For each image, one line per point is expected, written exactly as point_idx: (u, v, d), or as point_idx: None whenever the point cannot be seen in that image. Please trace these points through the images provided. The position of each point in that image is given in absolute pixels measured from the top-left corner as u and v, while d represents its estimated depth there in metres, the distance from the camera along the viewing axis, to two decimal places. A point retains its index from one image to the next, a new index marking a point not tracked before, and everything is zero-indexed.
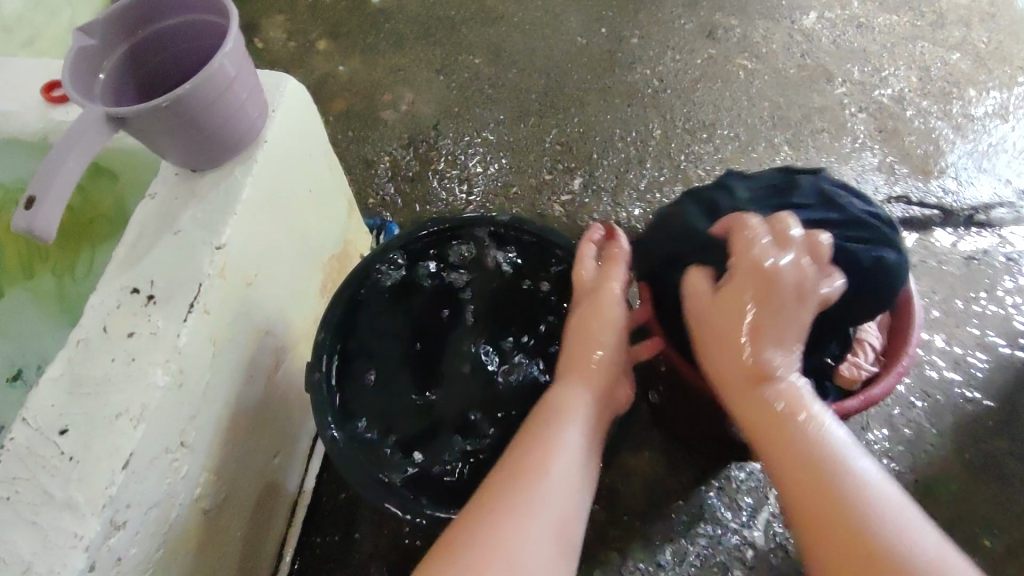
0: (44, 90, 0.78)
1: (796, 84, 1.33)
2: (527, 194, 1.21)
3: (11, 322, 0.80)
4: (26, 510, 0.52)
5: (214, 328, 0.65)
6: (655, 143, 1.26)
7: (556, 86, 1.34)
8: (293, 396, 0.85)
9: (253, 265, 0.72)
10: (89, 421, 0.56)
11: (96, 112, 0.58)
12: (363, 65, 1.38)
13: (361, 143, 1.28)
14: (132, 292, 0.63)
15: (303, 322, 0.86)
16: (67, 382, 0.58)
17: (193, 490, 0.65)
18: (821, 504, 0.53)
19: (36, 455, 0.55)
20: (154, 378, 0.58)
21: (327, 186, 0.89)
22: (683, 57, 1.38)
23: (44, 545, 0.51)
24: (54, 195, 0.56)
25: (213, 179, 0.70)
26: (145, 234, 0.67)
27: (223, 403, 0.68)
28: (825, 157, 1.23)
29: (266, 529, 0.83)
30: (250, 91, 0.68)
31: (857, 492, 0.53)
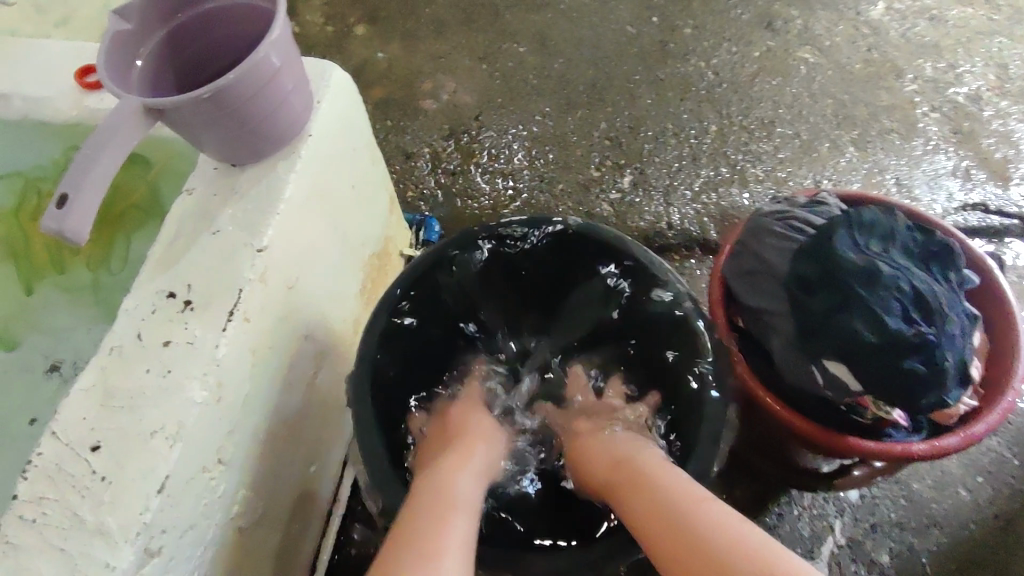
0: (78, 76, 0.74)
1: (863, 80, 1.25)
2: (574, 192, 1.15)
3: (37, 316, 0.74)
4: (54, 535, 0.48)
5: (254, 338, 0.60)
6: (711, 140, 1.19)
7: (605, 77, 1.27)
8: (332, 402, 0.81)
9: (295, 268, 0.67)
10: (121, 439, 0.52)
11: (134, 104, 0.54)
12: (403, 51, 1.32)
13: (399, 133, 1.22)
14: (168, 297, 0.58)
15: (343, 326, 0.81)
16: (99, 395, 0.54)
17: (229, 509, 0.60)
18: (650, 513, 0.58)
19: (65, 473, 0.51)
20: (190, 393, 0.53)
21: (371, 181, 0.84)
22: (741, 48, 1.30)
23: (73, 575, 0.47)
24: (87, 194, 0.52)
25: (254, 175, 0.65)
26: (182, 234, 0.62)
27: (261, 415, 0.64)
28: (894, 160, 1.16)
29: (301, 542, 0.79)
30: (295, 83, 0.63)
31: (656, 503, 0.58)
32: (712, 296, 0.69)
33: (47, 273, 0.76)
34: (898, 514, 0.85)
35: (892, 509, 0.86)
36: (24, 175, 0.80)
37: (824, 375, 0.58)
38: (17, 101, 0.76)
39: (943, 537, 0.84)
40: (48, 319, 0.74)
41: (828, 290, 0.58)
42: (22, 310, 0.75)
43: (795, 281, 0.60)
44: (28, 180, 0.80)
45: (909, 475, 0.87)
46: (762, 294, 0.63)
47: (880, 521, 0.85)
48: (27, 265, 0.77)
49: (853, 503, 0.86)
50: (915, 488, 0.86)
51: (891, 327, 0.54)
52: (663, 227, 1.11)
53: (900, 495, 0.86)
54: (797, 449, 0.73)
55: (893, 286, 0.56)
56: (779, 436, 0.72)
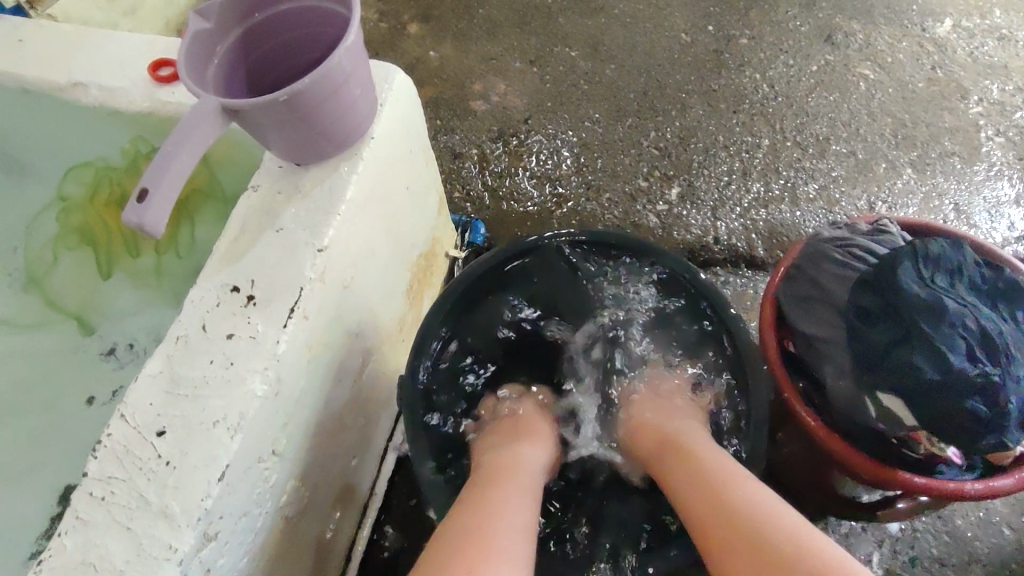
0: (151, 69, 0.76)
1: (924, 100, 1.21)
2: (621, 200, 1.14)
3: (117, 303, 0.81)
4: (121, 513, 0.51)
5: (312, 334, 0.62)
6: (763, 155, 1.17)
7: (657, 85, 1.26)
8: (375, 398, 0.82)
9: (351, 267, 0.68)
10: (186, 426, 0.54)
11: (212, 104, 0.56)
12: (455, 52, 1.33)
13: (448, 134, 1.23)
14: (232, 291, 0.60)
15: (390, 324, 0.83)
16: (166, 382, 0.56)
17: (279, 498, 0.63)
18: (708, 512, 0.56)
19: (132, 455, 0.53)
20: (253, 386, 0.55)
21: (424, 181, 0.85)
22: (798, 62, 1.27)
23: (139, 553, 0.50)
24: (166, 189, 0.54)
25: (318, 175, 0.67)
26: (247, 229, 0.64)
27: (312, 408, 0.65)
28: (953, 184, 1.13)
29: (339, 532, 0.81)
30: (363, 88, 0.65)
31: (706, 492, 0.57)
32: (764, 318, 0.69)
33: (119, 258, 0.81)
34: (939, 550, 0.83)
35: (934, 545, 0.84)
36: (94, 164, 0.83)
37: (877, 408, 0.58)
38: (94, 90, 0.78)
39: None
40: (121, 302, 0.81)
41: (887, 322, 0.57)
42: (99, 294, 0.82)
43: (855, 311, 0.60)
44: (98, 170, 0.83)
45: (953, 511, 0.85)
46: (816, 322, 0.63)
47: (921, 555, 0.83)
48: (101, 251, 0.82)
49: (894, 535, 0.85)
50: (959, 525, 0.84)
51: (955, 366, 0.53)
52: (709, 241, 1.10)
53: (943, 530, 0.84)
54: (840, 478, 0.72)
55: (959, 324, 0.54)
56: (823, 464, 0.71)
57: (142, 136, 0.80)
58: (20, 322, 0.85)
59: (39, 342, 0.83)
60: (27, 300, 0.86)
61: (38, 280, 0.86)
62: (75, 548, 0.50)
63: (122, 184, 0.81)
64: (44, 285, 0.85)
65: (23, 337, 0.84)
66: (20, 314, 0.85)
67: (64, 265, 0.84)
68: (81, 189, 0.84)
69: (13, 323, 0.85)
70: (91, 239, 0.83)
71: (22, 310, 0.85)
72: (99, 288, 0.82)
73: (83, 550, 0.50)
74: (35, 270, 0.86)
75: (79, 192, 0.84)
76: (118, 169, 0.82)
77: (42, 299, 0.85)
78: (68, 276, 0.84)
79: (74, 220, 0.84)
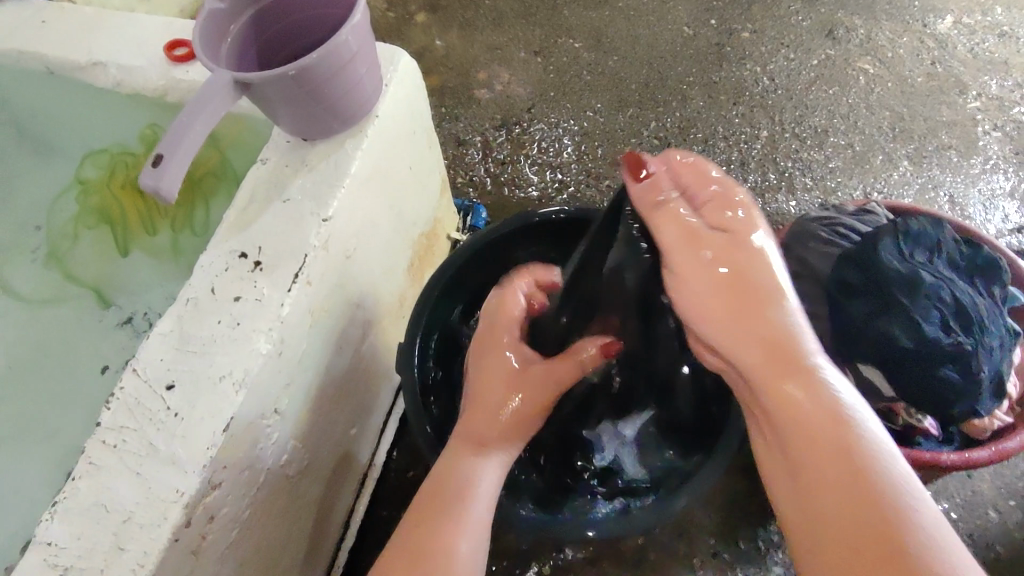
0: (166, 49, 0.79)
1: (923, 94, 1.23)
2: (620, 188, 1.17)
3: (128, 276, 0.83)
4: (131, 460, 0.54)
5: (314, 300, 0.65)
6: (761, 146, 1.19)
7: (658, 77, 1.28)
8: (375, 370, 0.85)
9: (354, 240, 0.71)
10: (194, 381, 0.57)
11: (225, 76, 0.59)
12: (461, 42, 1.36)
13: (452, 121, 1.26)
14: (239, 257, 0.63)
15: (391, 299, 0.85)
16: (175, 340, 0.59)
17: (280, 456, 0.65)
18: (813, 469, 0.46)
19: (143, 407, 0.56)
20: (257, 345, 0.58)
21: (426, 163, 0.88)
22: (798, 56, 1.29)
23: (147, 496, 0.52)
24: (179, 155, 0.56)
25: (324, 150, 0.69)
26: (254, 200, 0.67)
27: (314, 372, 0.68)
28: (949, 176, 1.14)
29: (338, 499, 0.84)
30: (368, 67, 0.68)
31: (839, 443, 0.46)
32: None
33: (137, 235, 0.84)
34: None
35: None
36: (111, 150, 0.88)
37: (857, 380, 0.60)
38: (112, 69, 0.81)
39: (968, 556, 0.83)
40: (139, 278, 0.83)
41: (868, 295, 0.58)
42: (118, 271, 0.84)
43: (836, 284, 0.61)
44: (115, 154, 0.87)
45: (938, 492, 0.87)
46: (802, 297, 0.65)
47: None
48: (120, 229, 0.85)
49: None
50: (943, 505, 0.86)
51: (929, 335, 0.55)
52: None
53: None
54: None
55: (936, 296, 0.56)
56: None
57: (157, 123, 0.85)
58: (38, 298, 0.87)
59: (57, 315, 0.84)
60: (45, 276, 0.88)
61: (58, 256, 0.88)
62: (87, 491, 0.53)
63: (139, 165, 0.85)
64: (63, 262, 0.87)
65: (42, 312, 0.85)
66: (40, 289, 0.87)
67: (83, 242, 0.87)
68: (99, 172, 0.88)
69: (32, 298, 0.87)
70: (110, 217, 0.85)
71: (41, 285, 0.88)
72: (118, 266, 0.84)
73: (95, 493, 0.53)
74: (55, 248, 0.89)
75: (96, 174, 0.88)
76: (134, 152, 0.86)
77: (60, 275, 0.87)
78: (87, 254, 0.86)
79: (92, 201, 0.87)
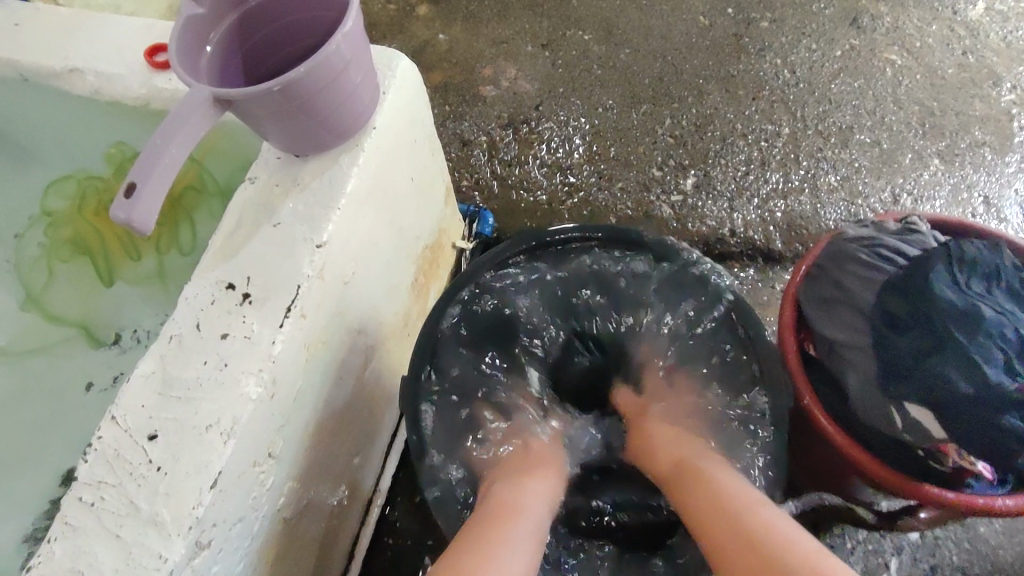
0: (147, 55, 0.73)
1: (954, 87, 1.16)
2: (634, 191, 1.11)
3: (117, 307, 0.80)
4: (111, 521, 0.49)
5: (309, 333, 0.60)
6: (782, 144, 1.13)
7: (672, 70, 1.22)
8: (378, 395, 0.80)
9: (351, 263, 0.66)
10: (178, 430, 0.52)
11: (205, 93, 0.53)
12: (464, 35, 1.29)
13: (457, 121, 1.19)
14: (227, 288, 0.58)
15: (394, 320, 0.80)
16: (158, 384, 0.54)
17: (276, 501, 0.61)
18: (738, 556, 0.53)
19: (123, 460, 0.51)
20: (246, 389, 0.53)
21: (428, 172, 0.82)
22: (821, 47, 1.22)
23: (127, 563, 0.48)
24: (154, 183, 0.51)
25: (317, 167, 0.64)
26: (242, 224, 0.61)
27: (311, 408, 0.63)
28: (983, 176, 1.08)
29: (341, 531, 0.79)
30: (364, 74, 0.62)
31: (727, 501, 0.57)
32: (783, 319, 0.66)
33: (120, 263, 0.80)
34: (961, 560, 0.80)
35: (954, 553, 0.81)
36: (76, 176, 0.84)
37: (904, 419, 0.55)
38: (90, 76, 0.75)
39: None
40: (125, 309, 0.79)
41: (921, 330, 0.54)
42: (107, 303, 0.80)
43: (881, 317, 0.57)
44: (80, 180, 0.83)
45: (975, 518, 0.82)
46: (841, 326, 0.60)
47: (941, 564, 0.80)
48: (99, 258, 0.81)
49: (913, 543, 0.81)
50: (982, 534, 0.81)
51: (991, 378, 0.51)
52: (725, 233, 1.06)
53: (964, 538, 0.81)
54: (855, 483, 0.68)
55: (997, 334, 0.52)
56: (838, 469, 0.68)
57: (124, 141, 0.80)
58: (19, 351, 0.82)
59: (43, 368, 0.80)
60: (23, 319, 0.83)
61: (32, 297, 0.83)
62: (63, 557, 0.48)
63: (110, 188, 0.81)
64: (39, 302, 0.83)
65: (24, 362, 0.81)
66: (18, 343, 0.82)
67: (60, 280, 0.82)
68: (66, 202, 0.83)
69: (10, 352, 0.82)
70: (83, 248, 0.81)
71: (23, 330, 0.83)
72: (106, 296, 0.80)
73: (72, 557, 0.48)
74: (29, 288, 0.84)
75: (63, 205, 0.83)
76: (102, 177, 0.82)
77: (41, 318, 0.82)
78: (65, 291, 0.82)
79: (64, 233, 0.83)
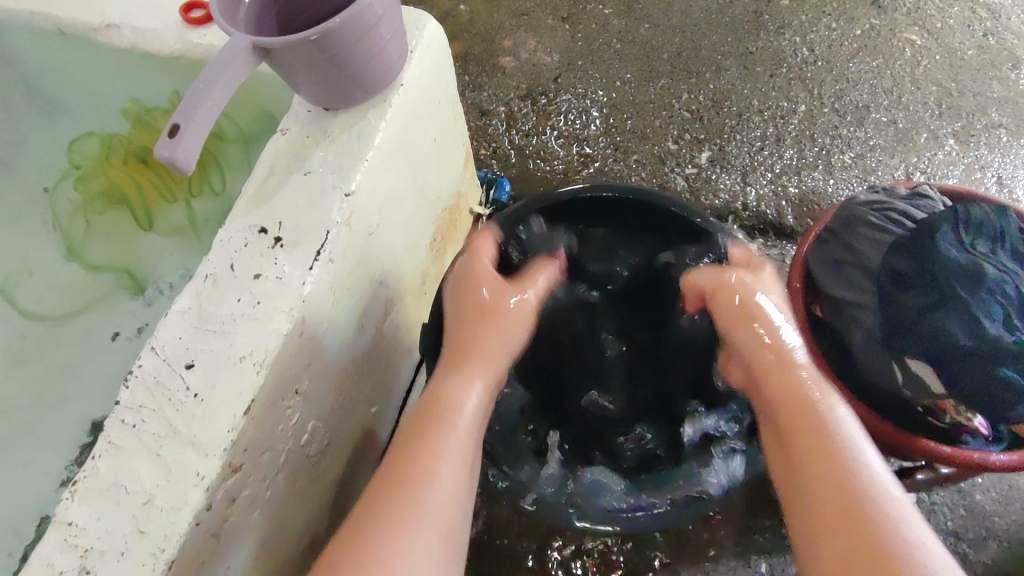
0: (182, 11, 0.75)
1: (973, 68, 1.16)
2: (649, 163, 1.12)
3: (156, 258, 0.88)
4: (151, 441, 0.53)
5: (337, 279, 0.62)
6: (798, 121, 1.14)
7: (691, 45, 1.22)
8: (396, 348, 0.83)
9: (377, 215, 0.68)
10: (213, 360, 0.55)
11: (244, 40, 0.55)
12: (486, 6, 1.30)
13: (477, 90, 1.21)
14: (259, 232, 0.61)
15: (413, 276, 0.82)
16: (194, 318, 0.57)
17: (302, 436, 0.64)
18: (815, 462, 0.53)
19: (162, 387, 0.55)
20: (277, 325, 0.56)
21: (451, 135, 0.85)
22: (841, 25, 1.22)
23: (166, 479, 0.51)
24: (197, 125, 0.53)
25: (346, 121, 0.66)
26: (274, 173, 0.64)
27: (335, 354, 0.66)
28: (998, 157, 1.09)
29: (356, 477, 0.82)
30: (393, 31, 0.64)
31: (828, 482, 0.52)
32: (793, 282, 0.68)
33: (154, 211, 0.86)
34: (956, 525, 0.83)
35: (951, 519, 0.83)
36: (98, 134, 0.89)
37: (906, 375, 0.58)
38: (126, 31, 0.75)
39: (1001, 552, 0.81)
40: (163, 258, 0.88)
41: (926, 289, 0.57)
42: (141, 250, 0.89)
43: (888, 276, 0.60)
44: (102, 138, 0.89)
45: (970, 485, 0.84)
46: (848, 286, 0.63)
47: (935, 528, 0.83)
48: (135, 206, 0.87)
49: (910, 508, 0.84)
50: (977, 500, 0.84)
51: (990, 332, 0.54)
52: (738, 206, 1.08)
53: (960, 504, 0.84)
54: None
55: (998, 289, 0.56)
56: None
57: (137, 97, 0.84)
58: (66, 308, 0.92)
59: (82, 322, 0.90)
60: (67, 268, 0.94)
61: (76, 249, 0.93)
62: (107, 472, 0.52)
63: (134, 140, 0.85)
64: (80, 254, 0.93)
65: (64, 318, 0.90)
66: (63, 298, 0.93)
67: (96, 233, 0.91)
68: (90, 161, 0.90)
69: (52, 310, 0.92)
70: (116, 195, 0.88)
71: (67, 284, 0.93)
72: (140, 242, 0.89)
73: (114, 472, 0.52)
74: (70, 237, 0.94)
75: (89, 163, 0.90)
76: (124, 133, 0.87)
77: (83, 267, 0.93)
78: (102, 240, 0.91)
79: (96, 185, 0.90)
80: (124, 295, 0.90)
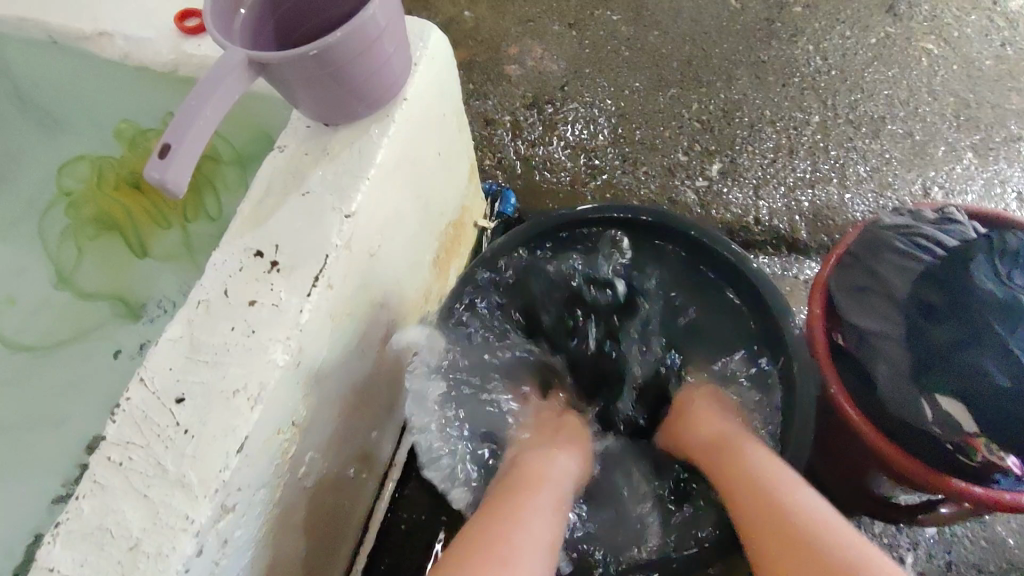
0: (177, 20, 0.72)
1: (991, 79, 1.13)
2: (658, 175, 1.09)
3: (151, 283, 0.84)
4: (138, 481, 0.50)
5: (336, 304, 0.60)
6: (812, 133, 1.11)
7: (702, 54, 1.19)
8: (398, 370, 0.80)
9: (378, 235, 0.65)
10: (205, 394, 0.52)
11: (239, 54, 0.52)
12: (491, 13, 1.27)
13: (481, 99, 1.18)
14: (255, 255, 0.58)
15: (416, 295, 0.79)
16: (185, 348, 0.54)
17: (298, 468, 0.61)
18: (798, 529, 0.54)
19: (151, 422, 0.52)
20: (273, 355, 0.53)
21: (455, 148, 0.82)
22: (855, 34, 1.19)
23: (154, 522, 0.48)
24: (189, 145, 0.50)
25: (348, 137, 0.63)
26: (271, 193, 0.61)
27: (333, 381, 0.63)
28: (1018, 170, 1.06)
29: (356, 505, 0.79)
30: (397, 44, 0.61)
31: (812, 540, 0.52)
32: (814, 309, 0.66)
33: (148, 237, 0.83)
34: (978, 557, 0.80)
35: (972, 551, 0.80)
36: (86, 157, 0.87)
37: (935, 410, 0.56)
38: (119, 40, 0.73)
39: None
40: (159, 284, 0.84)
41: (958, 321, 0.55)
42: (135, 277, 0.85)
43: (917, 306, 0.57)
44: (93, 161, 0.87)
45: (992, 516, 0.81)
46: (874, 315, 0.60)
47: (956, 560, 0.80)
48: (127, 232, 0.84)
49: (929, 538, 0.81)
50: (1000, 531, 0.81)
51: None
52: (750, 221, 1.05)
53: (982, 535, 0.81)
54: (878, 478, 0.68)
55: None
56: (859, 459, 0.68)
57: (131, 119, 0.82)
58: (57, 336, 0.88)
59: (73, 347, 0.85)
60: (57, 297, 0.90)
61: (66, 276, 0.90)
62: (91, 514, 0.49)
63: (125, 164, 0.82)
64: (72, 282, 0.89)
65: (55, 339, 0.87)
66: (53, 326, 0.89)
67: (87, 260, 0.88)
68: (82, 184, 0.87)
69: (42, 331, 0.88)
70: (108, 222, 0.84)
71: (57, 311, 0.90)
72: (134, 269, 0.85)
73: (100, 515, 0.49)
74: (60, 266, 0.91)
75: (80, 186, 0.87)
76: (116, 156, 0.84)
77: (74, 296, 0.89)
78: (93, 268, 0.88)
79: (87, 211, 0.86)
80: (119, 323, 0.85)
